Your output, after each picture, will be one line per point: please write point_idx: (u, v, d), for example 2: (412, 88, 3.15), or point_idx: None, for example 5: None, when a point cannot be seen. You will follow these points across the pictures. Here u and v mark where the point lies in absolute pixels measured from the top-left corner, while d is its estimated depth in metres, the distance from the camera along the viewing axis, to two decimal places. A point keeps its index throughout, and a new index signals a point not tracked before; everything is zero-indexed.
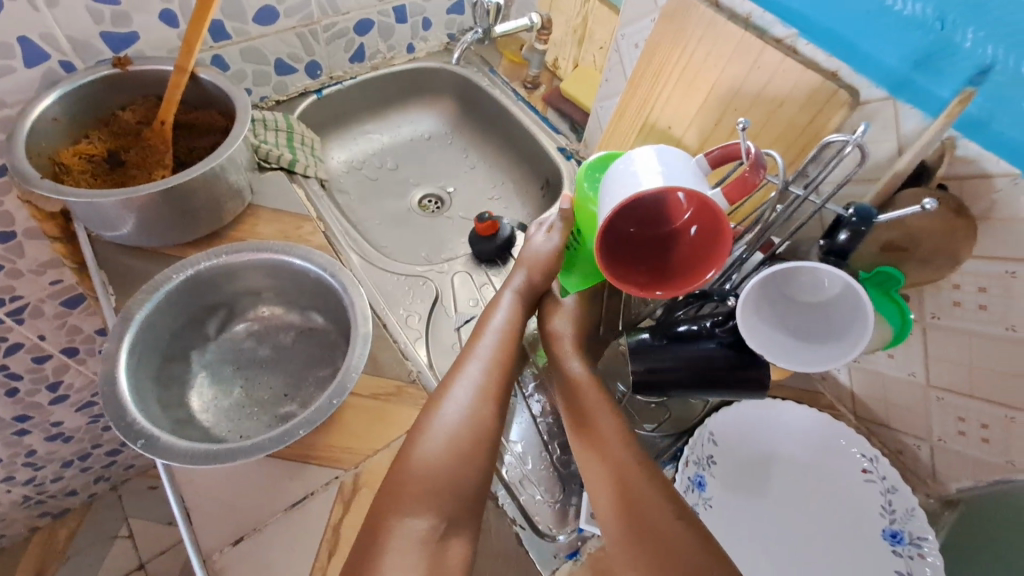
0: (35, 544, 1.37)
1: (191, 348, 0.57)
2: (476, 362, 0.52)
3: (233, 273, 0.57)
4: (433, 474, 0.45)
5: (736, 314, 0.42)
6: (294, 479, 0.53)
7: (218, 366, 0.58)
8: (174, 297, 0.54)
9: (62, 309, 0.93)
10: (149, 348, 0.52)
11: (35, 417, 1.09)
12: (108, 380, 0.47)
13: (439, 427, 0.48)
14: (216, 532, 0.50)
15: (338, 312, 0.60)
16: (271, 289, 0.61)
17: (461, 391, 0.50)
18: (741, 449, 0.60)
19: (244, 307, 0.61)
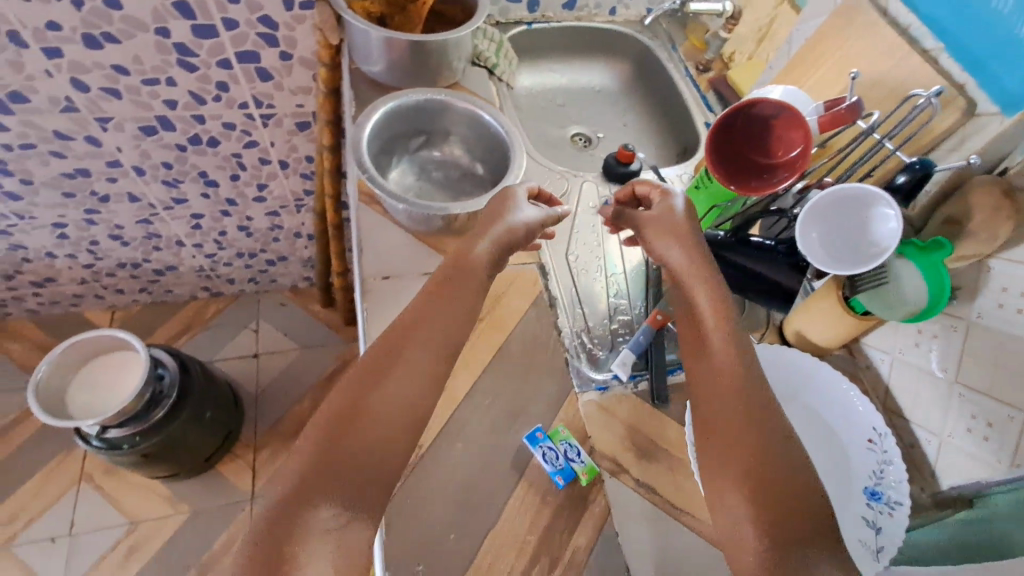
0: (192, 307, 1.77)
1: (396, 152, 0.80)
2: (417, 355, 0.57)
3: (443, 111, 0.79)
4: (373, 430, 0.54)
5: (866, 187, 0.57)
6: (431, 258, 0.74)
7: (406, 172, 0.81)
8: (404, 110, 0.77)
9: (294, 128, 1.24)
10: (378, 135, 0.76)
11: (239, 206, 1.43)
12: (354, 138, 0.71)
13: (387, 390, 0.55)
14: (375, 267, 0.72)
15: (496, 166, 0.81)
16: (459, 136, 0.82)
17: (412, 359, 0.57)
18: (771, 379, 0.70)
19: (436, 141, 0.82)
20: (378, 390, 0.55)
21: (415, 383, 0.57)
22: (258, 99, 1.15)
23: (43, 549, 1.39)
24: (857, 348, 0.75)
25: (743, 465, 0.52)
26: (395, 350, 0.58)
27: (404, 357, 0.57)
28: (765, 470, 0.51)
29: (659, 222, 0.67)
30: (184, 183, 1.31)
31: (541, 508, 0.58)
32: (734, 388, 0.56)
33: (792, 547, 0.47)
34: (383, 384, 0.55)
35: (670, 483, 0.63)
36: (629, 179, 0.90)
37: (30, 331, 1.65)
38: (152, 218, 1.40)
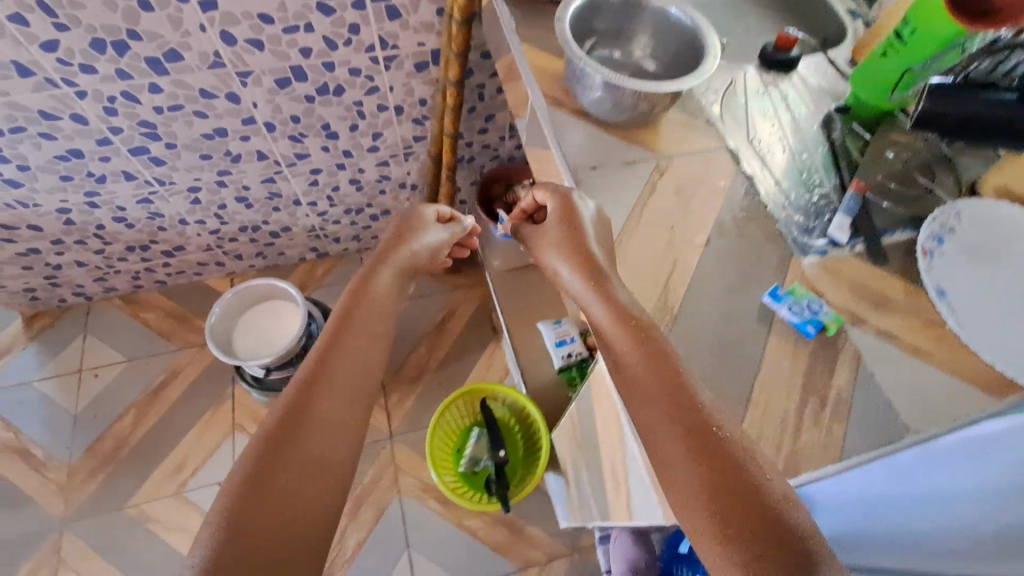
0: (301, 269, 1.85)
1: None
2: (290, 434, 0.65)
3: (630, 7, 0.81)
4: (286, 482, 0.62)
5: None
6: (628, 149, 0.78)
7: None
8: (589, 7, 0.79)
9: (414, 69, 1.26)
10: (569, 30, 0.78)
11: (353, 158, 1.47)
12: (561, 30, 0.75)
13: (317, 400, 0.70)
14: (579, 159, 0.76)
15: (673, 63, 0.83)
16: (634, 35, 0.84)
17: (325, 398, 0.70)
18: (992, 230, 0.70)
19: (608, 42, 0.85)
20: (289, 454, 0.64)
21: (329, 424, 0.69)
22: (385, 40, 1.18)
23: (212, 492, 1.52)
24: None
25: (678, 449, 0.54)
26: (280, 448, 0.64)
27: (327, 389, 0.71)
28: (708, 458, 0.52)
29: (548, 232, 0.73)
30: (307, 137, 1.36)
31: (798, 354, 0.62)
32: (665, 403, 0.56)
33: (762, 551, 0.46)
34: (292, 445, 0.65)
35: (909, 329, 0.65)
36: (791, 66, 0.90)
37: (162, 301, 1.76)
38: (275, 177, 1.46)
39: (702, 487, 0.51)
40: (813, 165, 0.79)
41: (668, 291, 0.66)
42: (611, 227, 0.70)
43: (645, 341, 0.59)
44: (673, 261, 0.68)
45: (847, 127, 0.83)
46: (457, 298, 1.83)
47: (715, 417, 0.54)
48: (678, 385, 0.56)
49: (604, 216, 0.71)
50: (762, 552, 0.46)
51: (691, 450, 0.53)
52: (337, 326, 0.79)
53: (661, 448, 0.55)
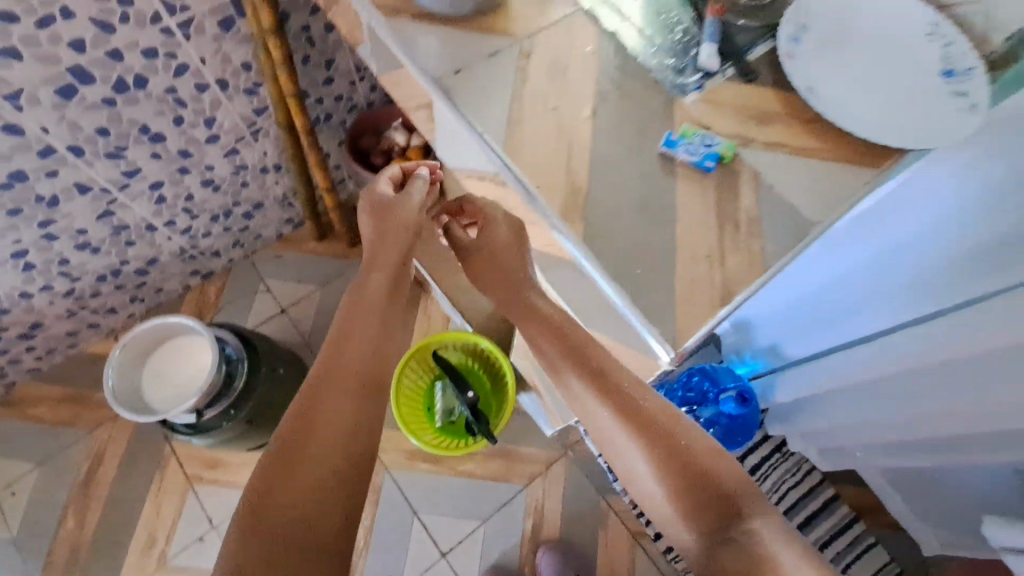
0: (190, 299, 1.66)
1: None
2: (312, 458, 0.60)
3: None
4: (316, 443, 0.61)
5: None
6: (486, 38, 0.71)
7: None
8: None
9: (218, 31, 1.07)
10: None
11: (194, 156, 1.28)
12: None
13: (331, 405, 0.64)
14: (436, 64, 0.68)
15: None
16: None
17: (340, 397, 0.66)
18: (829, 16, 0.73)
19: None
20: (310, 438, 0.62)
21: (338, 428, 0.63)
22: (168, 4, 0.98)
23: (197, 551, 1.41)
24: None
25: (660, 472, 0.63)
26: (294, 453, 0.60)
27: (327, 396, 0.65)
28: (687, 485, 0.62)
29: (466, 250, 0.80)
30: (128, 150, 1.16)
31: (707, 190, 0.63)
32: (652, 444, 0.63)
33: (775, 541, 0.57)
34: (301, 462, 0.60)
35: (793, 134, 0.68)
36: None
37: (44, 390, 1.53)
38: (112, 208, 1.25)
39: (666, 473, 0.63)
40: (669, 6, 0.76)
41: (573, 167, 0.63)
42: (497, 125, 0.65)
43: (613, 394, 0.66)
44: (567, 142, 0.65)
45: None
46: None
47: (702, 487, 0.61)
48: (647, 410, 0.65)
49: (487, 113, 0.66)
50: (706, 497, 0.61)
51: (688, 476, 0.62)
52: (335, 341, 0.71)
53: (635, 407, 0.65)
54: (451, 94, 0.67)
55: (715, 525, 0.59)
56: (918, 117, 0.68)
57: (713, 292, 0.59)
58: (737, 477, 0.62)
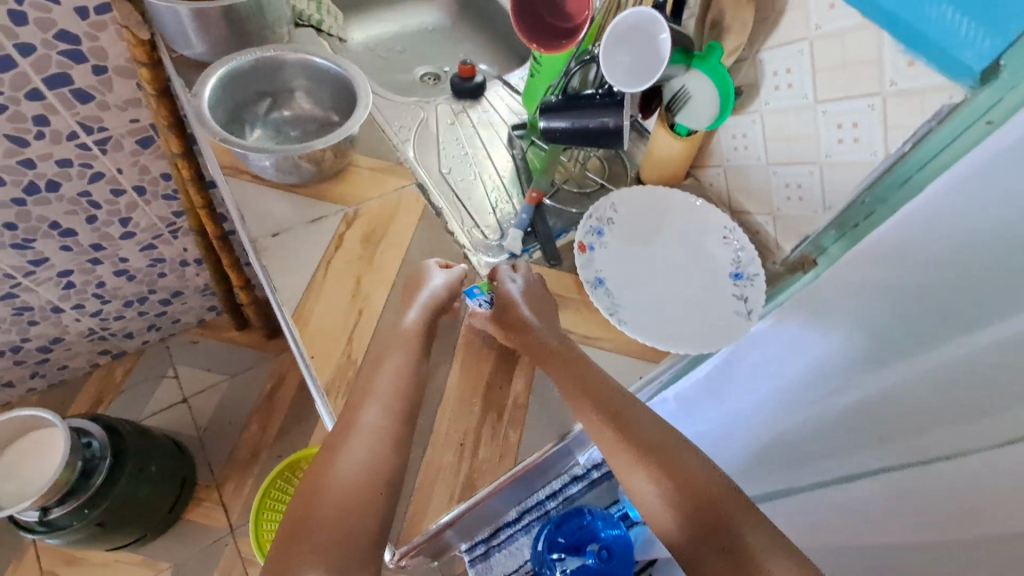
0: (96, 377, 1.65)
1: (246, 121, 0.82)
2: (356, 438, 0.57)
3: (279, 67, 0.80)
4: (330, 498, 0.53)
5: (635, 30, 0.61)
6: (315, 205, 0.77)
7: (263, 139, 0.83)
8: (236, 72, 0.78)
9: (137, 147, 1.17)
10: (225, 102, 0.78)
11: (108, 249, 1.34)
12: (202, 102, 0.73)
13: (350, 453, 0.56)
14: (260, 225, 0.74)
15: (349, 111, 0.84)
16: (303, 87, 0.84)
17: (361, 440, 0.57)
18: (635, 216, 0.80)
19: (284, 99, 0.84)
20: (323, 494, 0.53)
21: (356, 475, 0.54)
22: (86, 125, 1.08)
23: None
24: (699, 174, 0.86)
25: (646, 482, 0.56)
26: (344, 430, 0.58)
27: (352, 447, 0.56)
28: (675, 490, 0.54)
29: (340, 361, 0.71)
30: (36, 242, 1.22)
31: (477, 375, 0.66)
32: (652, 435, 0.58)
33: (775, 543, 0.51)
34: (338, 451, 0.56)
35: (578, 324, 0.72)
36: (478, 92, 0.96)
37: None
38: (15, 291, 1.29)
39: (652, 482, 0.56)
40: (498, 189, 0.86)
41: (352, 342, 0.66)
42: (294, 290, 0.69)
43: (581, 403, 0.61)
44: (358, 311, 0.69)
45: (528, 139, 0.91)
46: (285, 362, 1.73)
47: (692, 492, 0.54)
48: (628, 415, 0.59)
49: (287, 279, 0.70)
50: (699, 514, 0.53)
51: (693, 470, 0.55)
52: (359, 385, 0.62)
53: (619, 426, 0.59)
54: (263, 254, 0.72)
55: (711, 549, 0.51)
56: (702, 319, 0.72)
57: (453, 483, 0.60)
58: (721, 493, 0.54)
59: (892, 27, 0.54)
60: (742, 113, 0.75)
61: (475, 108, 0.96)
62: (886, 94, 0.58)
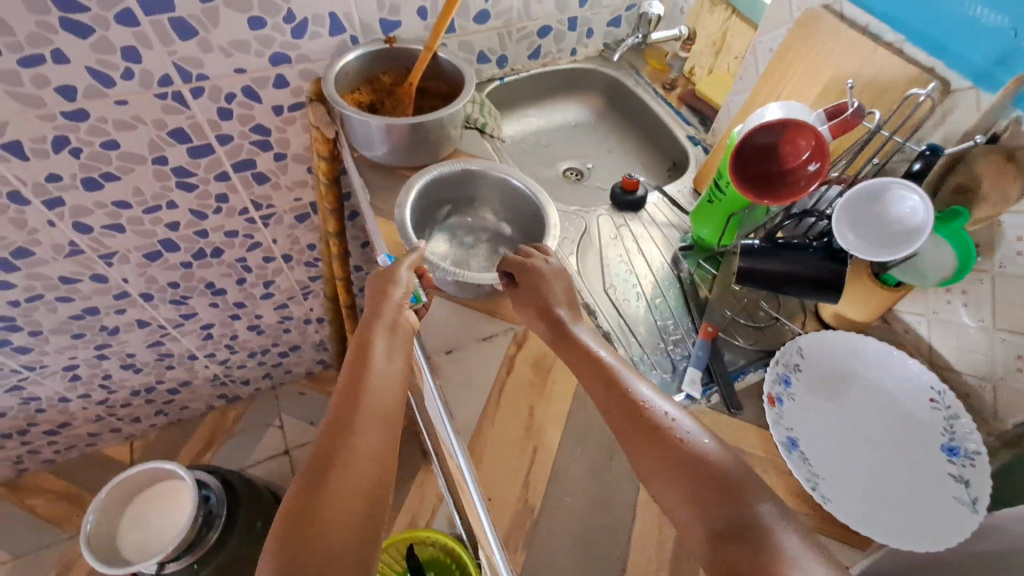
0: (210, 419, 1.74)
1: (429, 223, 0.86)
2: (344, 425, 0.54)
3: (472, 181, 0.85)
4: (330, 518, 0.48)
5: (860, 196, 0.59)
6: (486, 322, 0.77)
7: (437, 241, 0.86)
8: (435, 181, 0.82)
9: (293, 222, 1.25)
10: (418, 209, 0.82)
11: (247, 307, 1.42)
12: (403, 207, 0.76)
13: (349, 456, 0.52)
14: (436, 342, 0.74)
15: (525, 227, 0.86)
16: (489, 200, 0.87)
17: (364, 441, 0.54)
18: (823, 363, 0.74)
19: (467, 207, 0.88)
20: (322, 510, 0.48)
21: (355, 486, 0.51)
22: (257, 202, 1.17)
23: None
24: (892, 316, 0.79)
25: (666, 483, 0.49)
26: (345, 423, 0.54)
27: (349, 458, 0.52)
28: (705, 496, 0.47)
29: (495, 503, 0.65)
30: (191, 299, 1.31)
31: (662, 543, 0.61)
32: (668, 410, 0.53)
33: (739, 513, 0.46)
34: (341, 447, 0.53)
35: None
36: (638, 205, 0.95)
37: (52, 483, 1.59)
38: (163, 339, 1.39)
39: (684, 498, 0.48)
40: (665, 312, 0.82)
41: (530, 485, 0.63)
42: (469, 418, 0.68)
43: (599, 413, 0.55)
44: (532, 449, 0.66)
45: (692, 261, 0.87)
46: None
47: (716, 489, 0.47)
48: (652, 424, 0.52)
49: (461, 405, 0.69)
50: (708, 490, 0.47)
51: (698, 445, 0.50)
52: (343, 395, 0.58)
53: (626, 417, 0.53)
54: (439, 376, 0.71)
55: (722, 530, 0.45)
56: (909, 502, 0.64)
57: None
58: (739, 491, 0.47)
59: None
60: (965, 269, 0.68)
61: (635, 221, 0.94)
62: None
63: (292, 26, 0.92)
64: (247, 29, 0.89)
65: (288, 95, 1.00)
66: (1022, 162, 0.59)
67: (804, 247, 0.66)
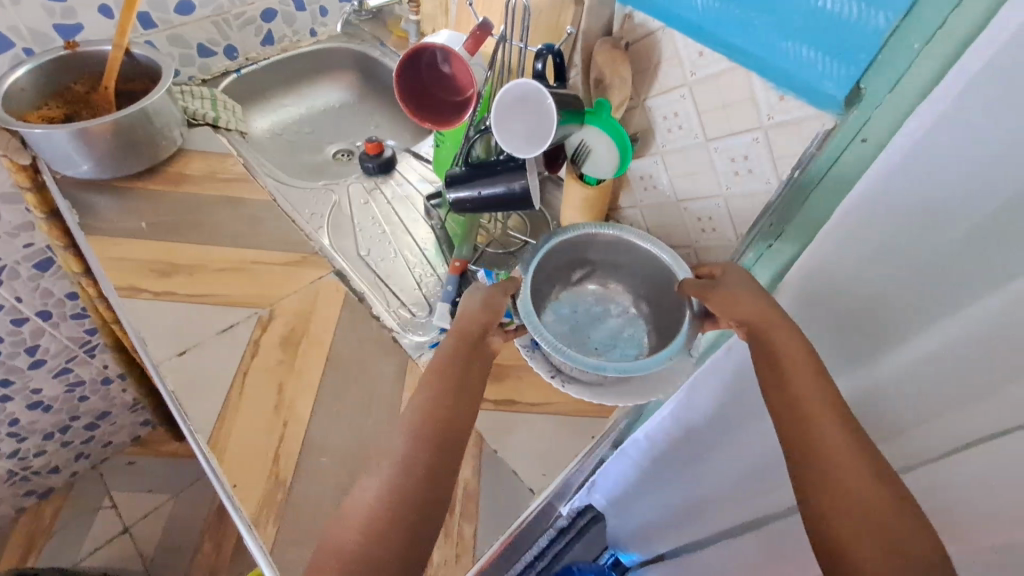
0: (21, 525, 1.49)
1: (562, 281, 0.75)
2: (410, 433, 0.52)
3: (587, 242, 0.72)
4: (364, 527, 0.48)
5: (506, 107, 0.61)
6: (224, 314, 0.72)
7: (565, 300, 0.76)
8: (560, 270, 0.74)
9: (35, 272, 1.10)
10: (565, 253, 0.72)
11: (16, 383, 1.23)
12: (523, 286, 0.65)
13: (387, 471, 0.50)
14: (167, 348, 0.69)
15: (649, 276, 0.71)
16: (611, 271, 0.75)
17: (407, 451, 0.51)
18: None
19: (584, 277, 0.76)
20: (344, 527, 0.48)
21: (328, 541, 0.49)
22: None
23: None
24: (617, 214, 0.87)
25: (831, 432, 0.49)
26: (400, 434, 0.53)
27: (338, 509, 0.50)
28: (874, 518, 0.45)
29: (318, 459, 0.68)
30: None
31: None
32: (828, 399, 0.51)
33: (904, 516, 0.45)
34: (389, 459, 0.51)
35: (521, 391, 0.69)
36: (388, 167, 0.96)
37: None
38: None
39: (854, 456, 0.48)
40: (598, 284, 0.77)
41: (280, 461, 0.61)
42: (209, 414, 0.64)
43: (793, 410, 0.51)
44: (283, 423, 0.64)
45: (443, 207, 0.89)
46: None
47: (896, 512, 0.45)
48: (845, 442, 0.48)
49: (201, 404, 0.65)
50: (866, 485, 0.46)
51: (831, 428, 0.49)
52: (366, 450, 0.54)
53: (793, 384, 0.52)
54: (173, 380, 0.66)
55: (882, 513, 0.45)
56: None
57: None
58: (907, 526, 0.44)
59: (773, 72, 0.57)
60: (643, 157, 0.76)
61: (387, 185, 0.95)
62: (766, 127, 0.61)
63: None
64: None
65: None
66: (645, 49, 0.67)
67: (499, 160, 0.69)
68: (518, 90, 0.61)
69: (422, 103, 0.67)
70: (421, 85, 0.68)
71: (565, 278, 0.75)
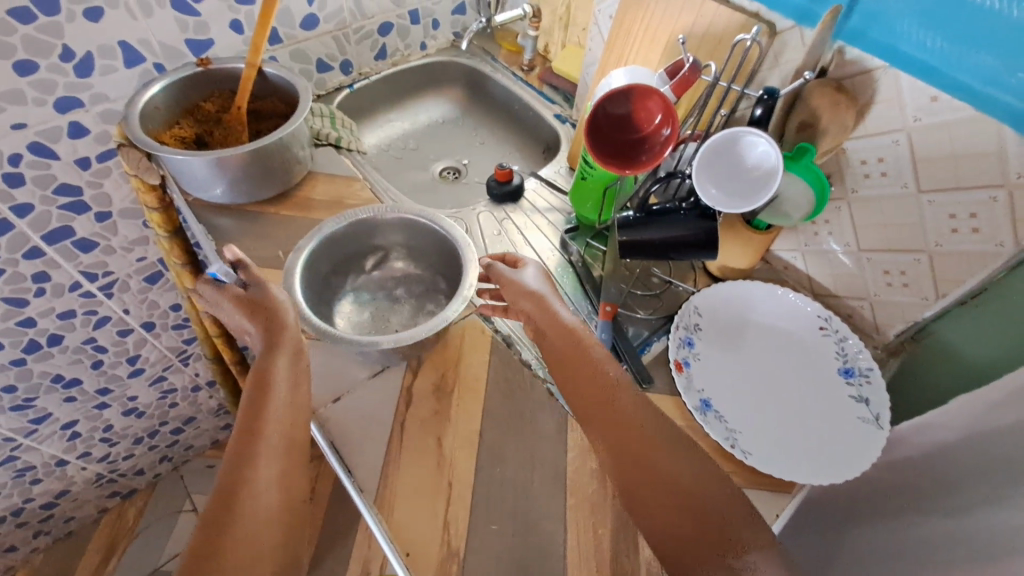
0: (105, 524, 1.51)
1: (352, 272, 0.81)
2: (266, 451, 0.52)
3: (367, 231, 0.79)
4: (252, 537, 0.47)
5: (709, 164, 0.58)
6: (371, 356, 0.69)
7: (359, 292, 0.81)
8: (352, 256, 0.80)
9: (144, 285, 1.09)
10: (349, 239, 0.78)
11: (115, 390, 1.23)
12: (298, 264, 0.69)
13: (257, 483, 0.50)
14: (321, 391, 0.66)
15: (442, 251, 0.80)
16: (400, 251, 0.83)
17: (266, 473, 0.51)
18: (721, 316, 0.74)
19: (372, 262, 0.82)
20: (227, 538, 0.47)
21: (251, 544, 0.47)
22: (89, 273, 1.00)
23: None
24: (771, 257, 0.80)
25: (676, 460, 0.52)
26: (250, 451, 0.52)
27: (250, 499, 0.49)
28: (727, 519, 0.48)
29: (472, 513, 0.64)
30: (37, 399, 1.11)
31: (599, 546, 0.57)
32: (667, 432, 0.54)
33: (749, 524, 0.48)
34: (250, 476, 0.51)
35: None
36: (516, 195, 0.91)
37: None
38: (16, 453, 1.17)
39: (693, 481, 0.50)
40: (395, 265, 0.83)
41: (449, 526, 0.57)
42: (371, 469, 0.61)
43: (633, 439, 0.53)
44: (448, 484, 0.60)
45: (580, 241, 0.84)
46: None
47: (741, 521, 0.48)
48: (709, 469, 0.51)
49: (361, 457, 0.61)
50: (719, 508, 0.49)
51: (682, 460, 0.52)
52: (236, 452, 0.52)
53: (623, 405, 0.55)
54: (329, 428, 0.63)
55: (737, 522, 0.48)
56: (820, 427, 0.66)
57: None
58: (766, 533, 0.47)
59: None
60: None
61: (515, 213, 0.90)
62: (1012, 186, 0.54)
63: (73, 64, 0.77)
64: (12, 76, 0.74)
65: (91, 143, 0.85)
66: (854, 88, 0.60)
67: (682, 208, 0.64)
68: (725, 144, 0.57)
69: (603, 138, 0.62)
70: (605, 120, 0.62)
71: (367, 264, 0.82)
